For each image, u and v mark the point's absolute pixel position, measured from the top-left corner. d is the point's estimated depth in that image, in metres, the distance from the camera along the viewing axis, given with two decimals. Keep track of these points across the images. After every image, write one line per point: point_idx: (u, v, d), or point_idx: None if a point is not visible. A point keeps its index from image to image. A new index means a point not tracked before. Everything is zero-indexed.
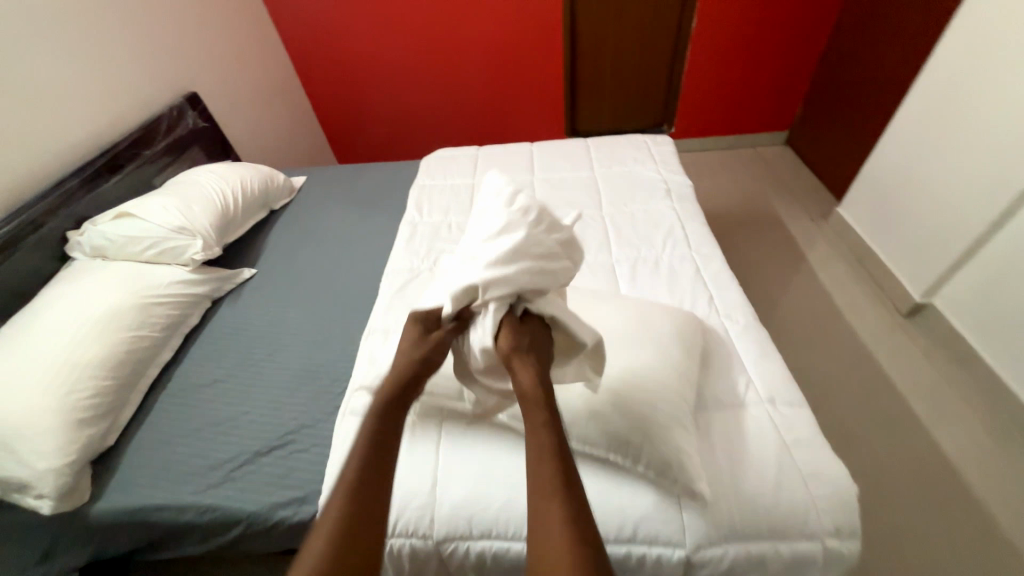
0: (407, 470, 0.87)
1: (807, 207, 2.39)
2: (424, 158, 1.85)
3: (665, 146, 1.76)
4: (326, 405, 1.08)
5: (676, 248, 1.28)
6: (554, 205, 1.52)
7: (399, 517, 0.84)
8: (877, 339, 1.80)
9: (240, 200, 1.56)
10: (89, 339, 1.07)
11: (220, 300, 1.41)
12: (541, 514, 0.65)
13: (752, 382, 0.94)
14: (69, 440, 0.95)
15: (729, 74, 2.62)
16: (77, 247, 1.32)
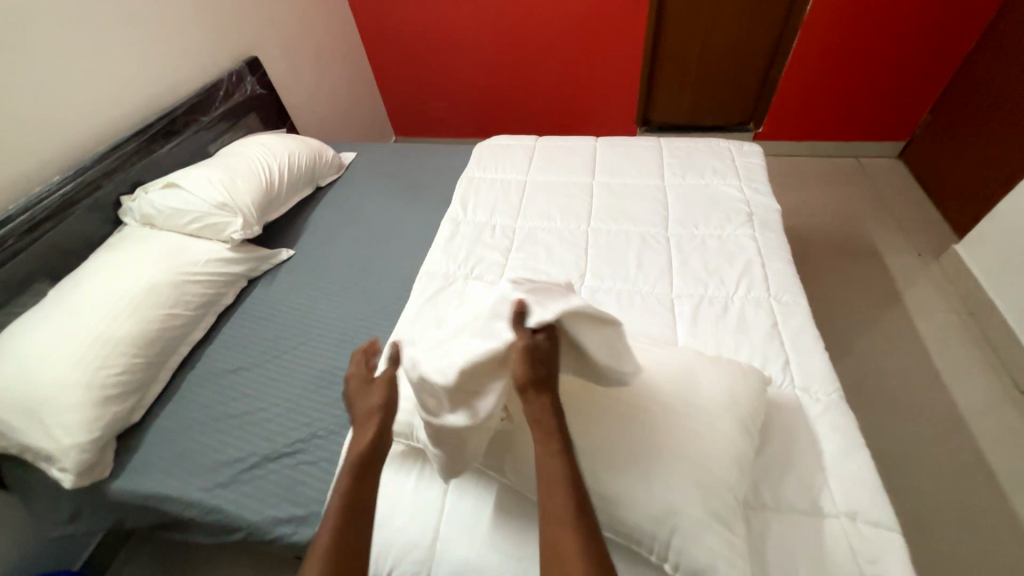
0: (409, 517, 0.81)
1: (914, 239, 2.03)
2: (478, 147, 1.72)
3: (752, 157, 1.51)
4: (340, 415, 1.03)
5: (751, 290, 1.08)
6: (611, 216, 1.35)
7: (395, 567, 0.78)
8: (983, 414, 1.49)
9: (286, 176, 1.51)
10: (123, 315, 1.07)
11: (257, 280, 1.40)
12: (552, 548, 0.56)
13: (826, 486, 0.77)
14: (94, 418, 0.96)
15: (841, 70, 2.23)
16: (129, 212, 1.34)
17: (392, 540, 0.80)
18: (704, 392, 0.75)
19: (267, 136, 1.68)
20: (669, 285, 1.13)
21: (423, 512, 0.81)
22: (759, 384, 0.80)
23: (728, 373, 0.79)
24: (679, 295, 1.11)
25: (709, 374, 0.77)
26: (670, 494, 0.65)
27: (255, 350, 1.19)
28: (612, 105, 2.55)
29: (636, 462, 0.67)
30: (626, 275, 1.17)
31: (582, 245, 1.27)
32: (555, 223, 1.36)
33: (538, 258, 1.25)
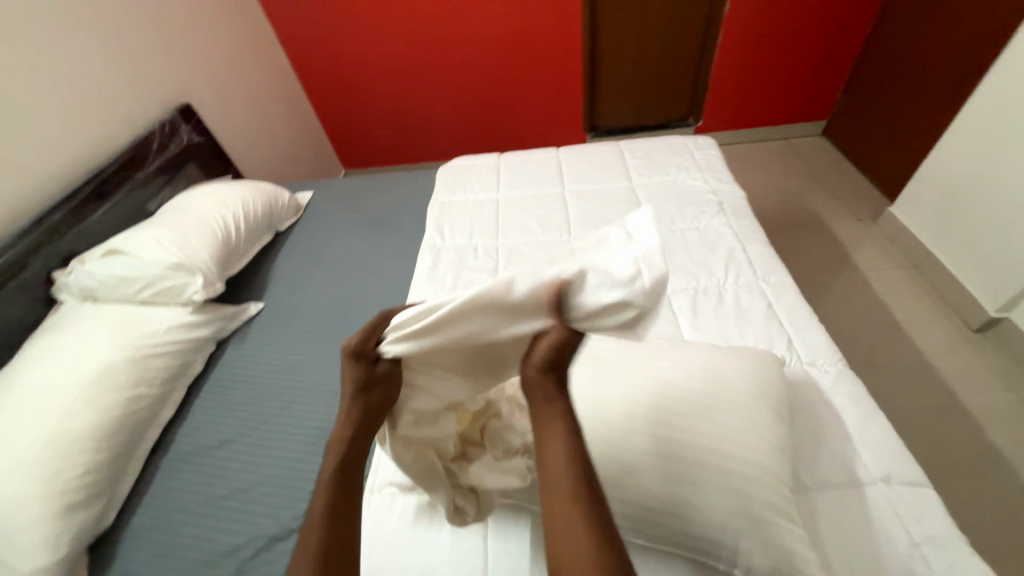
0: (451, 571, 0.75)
1: (853, 207, 2.20)
2: (442, 170, 1.69)
3: (708, 149, 1.58)
4: None
5: (740, 276, 1.12)
6: (590, 222, 1.36)
7: None
8: (947, 357, 1.62)
9: (242, 226, 1.40)
10: (78, 406, 0.93)
11: (226, 340, 1.28)
12: (556, 524, 0.54)
13: (856, 455, 0.78)
14: (57, 532, 0.83)
15: (763, 62, 2.41)
16: (64, 289, 1.18)
17: None
18: (732, 383, 0.74)
19: (213, 184, 1.56)
20: (662, 282, 1.14)
21: (466, 562, 0.75)
22: (776, 365, 0.81)
23: (748, 361, 0.79)
24: (674, 290, 1.12)
25: (732, 364, 0.78)
26: (725, 494, 0.64)
27: (238, 418, 1.08)
28: (559, 115, 2.61)
29: (686, 466, 0.66)
30: None
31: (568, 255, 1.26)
32: (536, 236, 1.35)
33: None
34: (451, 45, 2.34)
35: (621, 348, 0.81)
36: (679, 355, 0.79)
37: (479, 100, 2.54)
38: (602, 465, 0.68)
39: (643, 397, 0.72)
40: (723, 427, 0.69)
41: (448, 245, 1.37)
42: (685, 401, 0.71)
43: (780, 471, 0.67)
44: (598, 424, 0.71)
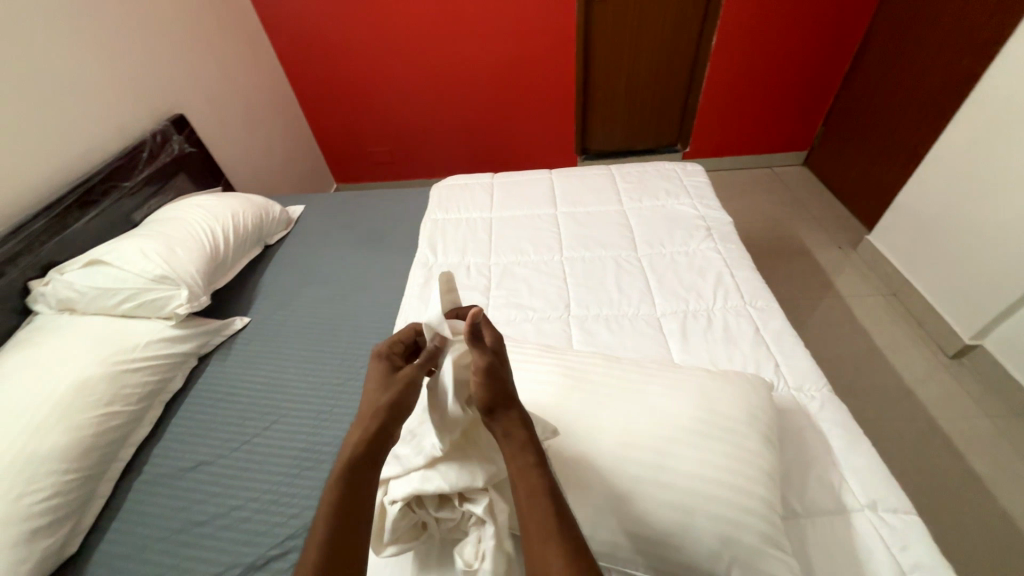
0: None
1: (833, 234, 2.27)
2: (436, 188, 1.70)
3: (696, 175, 1.63)
4: None
5: (728, 299, 1.14)
6: (582, 243, 1.38)
7: None
8: (926, 383, 1.65)
9: (230, 239, 1.39)
10: (48, 423, 0.89)
11: (208, 356, 1.24)
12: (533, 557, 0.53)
13: (843, 483, 0.79)
14: (17, 560, 0.78)
15: (748, 93, 2.51)
16: (41, 299, 1.15)
17: None
18: (724, 408, 0.75)
19: (202, 196, 1.54)
20: (652, 305, 1.16)
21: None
22: (765, 391, 0.82)
23: (739, 386, 0.80)
24: (664, 313, 1.13)
25: (723, 389, 0.78)
26: (718, 522, 0.63)
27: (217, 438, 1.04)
28: (552, 138, 2.66)
29: (678, 494, 0.65)
30: (609, 300, 1.18)
31: (560, 276, 1.27)
32: (529, 256, 1.36)
33: (519, 293, 1.23)
34: (448, 66, 2.38)
35: (615, 372, 0.82)
36: (670, 379, 0.80)
37: (474, 120, 2.58)
38: (594, 491, 0.67)
39: (636, 421, 0.72)
40: (716, 454, 0.69)
41: (441, 262, 1.36)
42: (677, 427, 0.71)
43: (771, 499, 0.67)
44: (591, 449, 0.70)
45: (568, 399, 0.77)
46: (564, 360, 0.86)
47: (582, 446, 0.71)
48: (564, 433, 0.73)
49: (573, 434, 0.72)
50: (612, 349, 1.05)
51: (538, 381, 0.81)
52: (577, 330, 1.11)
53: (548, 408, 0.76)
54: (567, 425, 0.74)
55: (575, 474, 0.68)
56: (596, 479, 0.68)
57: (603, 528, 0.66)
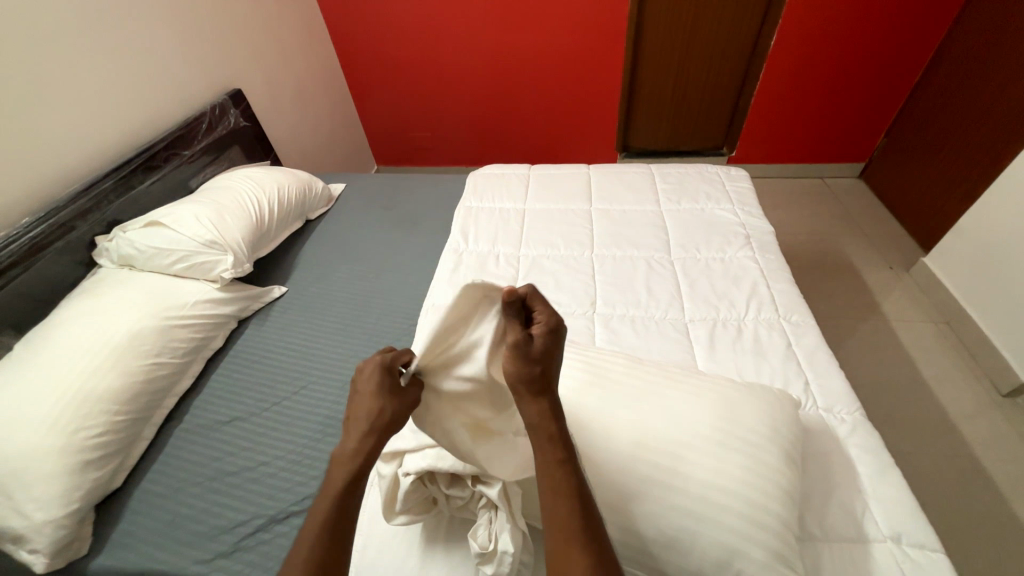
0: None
1: (884, 254, 2.15)
2: (473, 176, 1.71)
3: (741, 181, 1.57)
4: None
5: (762, 311, 1.11)
6: (615, 242, 1.36)
7: None
8: (973, 420, 1.55)
9: (275, 211, 1.45)
10: (104, 368, 0.97)
11: (247, 320, 1.32)
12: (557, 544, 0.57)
13: (866, 510, 0.76)
14: (71, 487, 0.86)
15: (805, 99, 2.38)
16: (105, 254, 1.24)
17: None
18: (745, 421, 0.73)
19: (251, 168, 1.61)
20: (681, 310, 1.13)
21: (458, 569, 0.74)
22: (792, 409, 0.80)
23: (765, 401, 0.78)
24: (692, 319, 1.11)
25: (746, 402, 0.76)
26: (729, 533, 0.63)
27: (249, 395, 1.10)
28: (593, 134, 2.62)
29: (691, 501, 0.65)
30: (637, 301, 1.16)
31: (589, 272, 1.27)
32: (559, 250, 1.36)
33: (547, 286, 1.24)
34: (495, 57, 2.38)
35: (636, 373, 0.81)
36: (691, 385, 0.78)
37: (516, 111, 2.58)
38: (604, 488, 0.68)
39: (653, 424, 0.72)
40: (733, 465, 0.67)
41: (472, 250, 1.38)
42: (695, 434, 0.70)
43: (787, 517, 0.66)
44: (604, 446, 0.71)
45: (585, 393, 0.77)
46: (585, 355, 0.86)
47: (594, 441, 0.71)
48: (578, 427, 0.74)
49: (587, 430, 0.73)
50: (636, 350, 1.04)
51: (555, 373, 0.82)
52: (601, 328, 1.11)
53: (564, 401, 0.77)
54: (582, 419, 0.74)
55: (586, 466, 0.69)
56: (607, 475, 0.68)
57: (611, 524, 0.66)
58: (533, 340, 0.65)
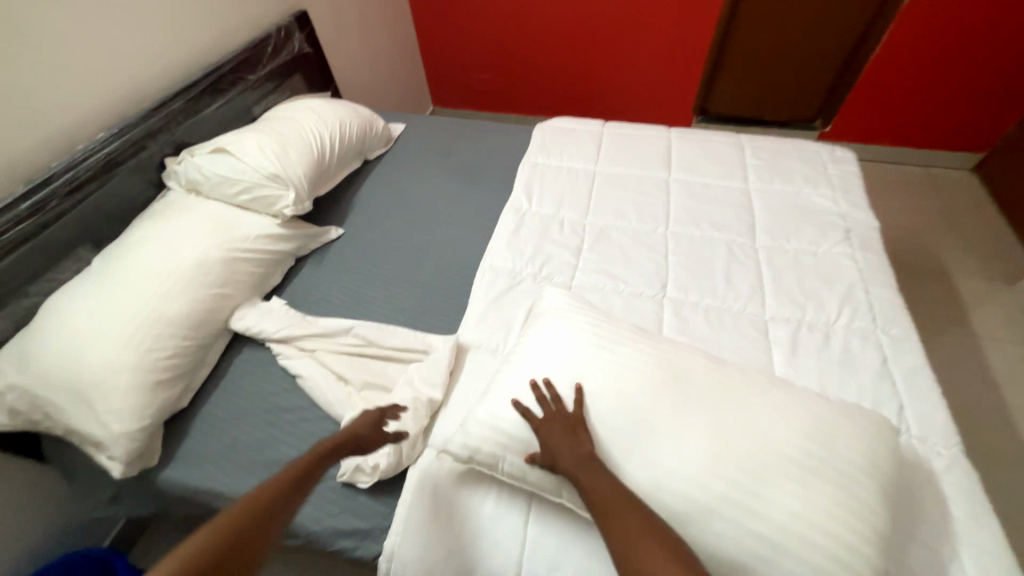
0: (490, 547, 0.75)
1: (987, 262, 1.90)
2: (540, 130, 1.59)
3: (847, 163, 1.38)
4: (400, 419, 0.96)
5: (857, 317, 0.99)
6: (693, 220, 1.24)
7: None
8: None
9: (336, 147, 1.40)
10: (175, 293, 1.00)
11: (304, 259, 1.30)
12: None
13: (954, 558, 0.69)
14: (143, 404, 0.90)
15: (931, 73, 2.03)
16: (173, 176, 1.24)
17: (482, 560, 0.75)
18: (842, 448, 0.66)
19: (313, 99, 1.55)
20: (761, 305, 1.04)
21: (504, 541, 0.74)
22: (890, 438, 0.71)
23: (864, 429, 0.69)
24: (773, 317, 1.01)
25: (845, 428, 0.68)
26: (814, 570, 0.57)
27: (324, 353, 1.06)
28: (669, 93, 2.37)
29: (773, 529, 0.59)
30: (713, 290, 1.07)
31: (662, 251, 1.17)
32: (629, 222, 1.25)
33: (613, 260, 1.16)
34: None
35: (714, 376, 0.74)
36: (782, 399, 0.71)
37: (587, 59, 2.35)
38: (675, 497, 0.63)
39: (737, 437, 0.65)
40: (826, 496, 0.61)
41: (535, 211, 1.30)
42: (785, 456, 0.64)
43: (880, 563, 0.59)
44: (679, 454, 0.66)
45: (661, 392, 0.72)
46: (662, 348, 0.79)
47: (668, 446, 0.67)
48: (650, 427, 0.69)
49: (661, 432, 0.68)
50: (708, 344, 0.97)
51: (628, 365, 0.76)
52: (670, 315, 1.03)
53: (637, 397, 0.72)
54: (656, 420, 0.69)
55: (654, 471, 0.65)
56: (681, 487, 0.63)
57: None
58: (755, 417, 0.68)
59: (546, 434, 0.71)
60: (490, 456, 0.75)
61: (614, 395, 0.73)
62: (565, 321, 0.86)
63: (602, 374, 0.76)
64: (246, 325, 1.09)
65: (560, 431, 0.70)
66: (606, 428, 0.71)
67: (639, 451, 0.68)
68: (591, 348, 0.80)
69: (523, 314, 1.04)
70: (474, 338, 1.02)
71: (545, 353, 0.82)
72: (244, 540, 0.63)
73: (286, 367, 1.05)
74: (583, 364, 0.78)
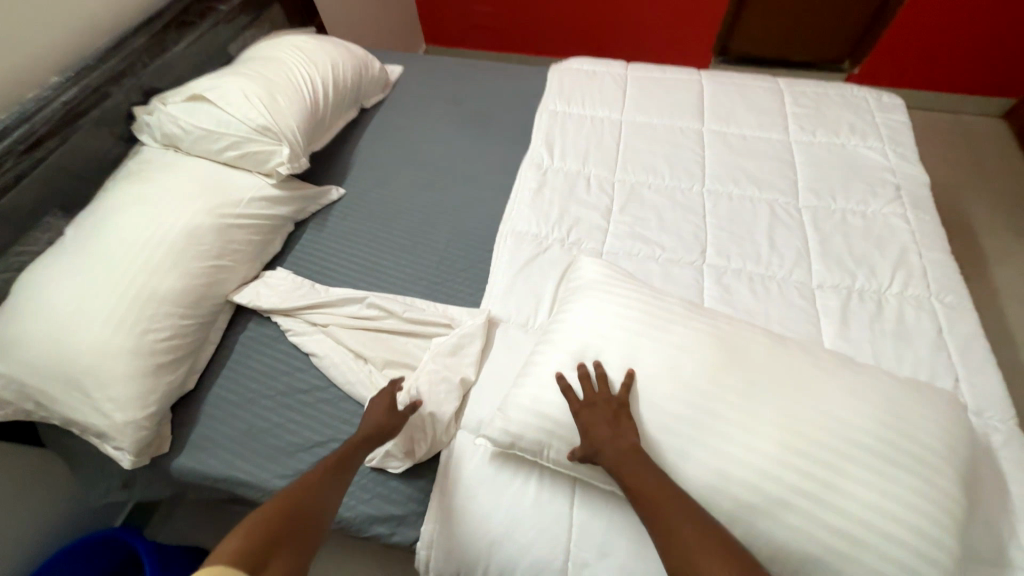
0: (537, 533, 0.72)
1: (1012, 216, 1.84)
2: (558, 72, 1.42)
3: (895, 111, 1.26)
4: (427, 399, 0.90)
5: (910, 284, 0.93)
6: (731, 177, 1.14)
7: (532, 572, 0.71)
8: None
9: (331, 94, 1.23)
10: (166, 267, 0.89)
11: (304, 223, 1.18)
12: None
13: (1013, 535, 0.68)
14: (145, 390, 0.82)
15: (978, 7, 1.86)
16: (146, 129, 1.08)
17: (531, 546, 0.71)
18: (921, 435, 0.61)
19: (298, 36, 1.35)
20: (808, 272, 0.97)
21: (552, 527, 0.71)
22: (964, 418, 0.67)
23: (939, 411, 0.65)
24: (820, 285, 0.95)
25: (923, 410, 0.64)
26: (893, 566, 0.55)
27: (338, 328, 0.97)
28: (689, 30, 2.16)
29: (850, 522, 0.56)
30: (756, 256, 1.00)
31: (699, 212, 1.08)
32: (662, 179, 1.15)
33: (647, 223, 1.07)
34: None
35: (780, 357, 0.68)
36: (854, 381, 0.65)
37: None
38: (743, 490, 0.59)
39: (808, 427, 0.61)
40: (907, 488, 0.57)
41: (558, 168, 1.18)
42: (863, 446, 0.59)
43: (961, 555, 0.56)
44: (746, 446, 0.61)
45: (723, 376, 0.66)
46: (719, 326, 0.72)
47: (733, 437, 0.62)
48: (712, 415, 0.64)
49: (725, 420, 0.63)
50: (753, 315, 0.91)
51: (683, 347, 0.70)
52: (711, 283, 0.96)
53: (697, 382, 0.66)
54: (719, 407, 0.64)
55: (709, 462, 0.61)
56: (748, 480, 0.59)
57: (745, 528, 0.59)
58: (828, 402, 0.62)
59: (587, 421, 0.66)
60: (535, 443, 0.71)
61: (671, 380, 0.67)
62: (608, 296, 0.78)
63: (656, 357, 0.70)
64: (249, 300, 0.99)
65: (603, 419, 0.66)
66: (663, 417, 0.65)
67: (701, 441, 0.63)
68: (641, 326, 0.73)
69: (554, 284, 0.96)
70: (502, 311, 0.94)
71: (589, 331, 0.75)
72: (297, 526, 0.61)
73: (297, 344, 0.97)
74: (633, 345, 0.72)
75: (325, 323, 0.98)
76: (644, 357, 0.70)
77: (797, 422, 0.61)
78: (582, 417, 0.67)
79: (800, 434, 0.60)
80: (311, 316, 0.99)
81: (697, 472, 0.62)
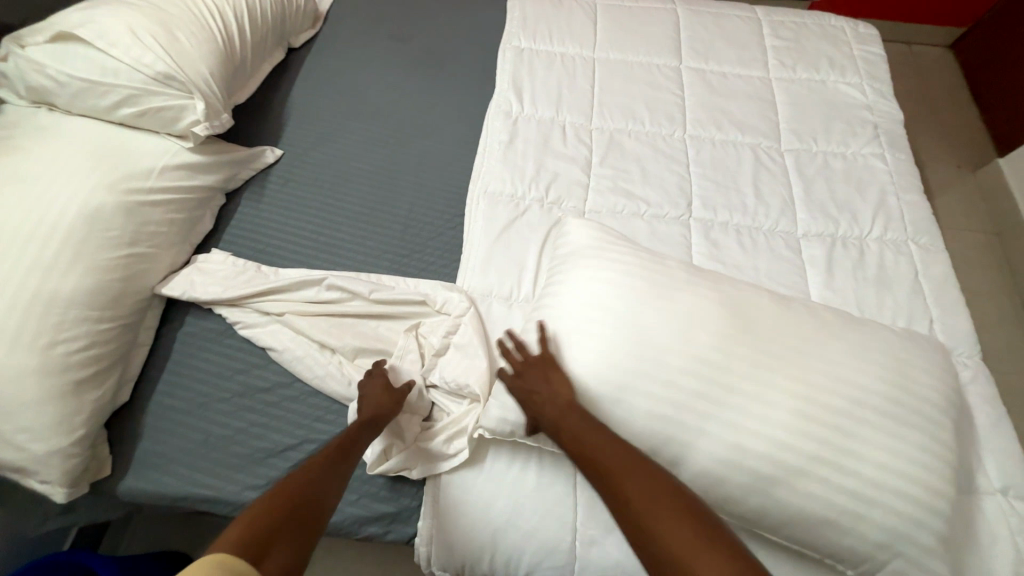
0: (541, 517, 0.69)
1: (955, 148, 1.92)
2: (519, 1, 1.24)
3: (872, 42, 1.21)
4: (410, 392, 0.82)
5: (890, 228, 0.93)
6: (714, 120, 1.07)
7: (542, 556, 0.69)
8: (993, 334, 1.58)
9: (247, 29, 1.01)
10: (65, 262, 0.73)
11: (237, 193, 1.00)
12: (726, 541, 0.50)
13: (981, 466, 0.73)
14: (66, 413, 0.69)
15: None
16: (4, 81, 0.84)
17: (538, 532, 0.69)
18: (917, 389, 0.62)
19: None
20: (794, 220, 0.94)
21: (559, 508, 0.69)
22: (949, 364, 0.69)
23: (930, 362, 0.66)
24: (805, 233, 0.93)
25: (917, 363, 0.65)
26: (893, 518, 0.57)
27: (297, 316, 0.85)
28: None
29: (853, 483, 0.57)
30: (742, 206, 0.95)
31: (682, 160, 1.01)
32: (642, 125, 1.06)
33: (630, 176, 0.99)
34: None
35: (785, 321, 0.65)
36: (858, 341, 0.64)
37: None
38: (754, 464, 0.59)
39: (815, 393, 0.60)
40: (905, 443, 0.59)
41: (529, 115, 1.05)
42: (868, 407, 0.59)
43: (951, 499, 0.59)
44: (756, 418, 0.60)
45: (731, 346, 0.63)
46: (721, 289, 0.68)
47: (743, 407, 0.60)
48: (723, 388, 0.61)
49: (734, 393, 0.61)
50: (742, 270, 0.88)
51: (689, 315, 0.65)
52: (700, 238, 0.92)
53: (704, 354, 0.63)
54: (729, 379, 0.61)
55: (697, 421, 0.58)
56: (759, 452, 0.59)
57: (755, 497, 0.59)
58: (835, 368, 0.61)
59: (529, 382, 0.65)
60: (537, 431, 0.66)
61: (677, 354, 0.63)
62: (604, 264, 0.71)
63: (660, 329, 0.65)
64: (183, 291, 0.84)
65: (537, 381, 0.65)
66: (671, 394, 0.62)
67: (712, 416, 0.61)
68: (641, 295, 0.67)
69: (537, 251, 0.88)
70: (483, 286, 0.86)
71: (585, 304, 0.68)
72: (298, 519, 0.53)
73: (250, 338, 0.84)
74: (636, 316, 0.66)
75: (280, 310, 0.85)
76: (649, 328, 0.65)
77: (804, 392, 0.60)
78: (517, 386, 0.65)
79: (805, 404, 0.60)
80: (262, 303, 0.86)
81: (708, 445, 0.60)
